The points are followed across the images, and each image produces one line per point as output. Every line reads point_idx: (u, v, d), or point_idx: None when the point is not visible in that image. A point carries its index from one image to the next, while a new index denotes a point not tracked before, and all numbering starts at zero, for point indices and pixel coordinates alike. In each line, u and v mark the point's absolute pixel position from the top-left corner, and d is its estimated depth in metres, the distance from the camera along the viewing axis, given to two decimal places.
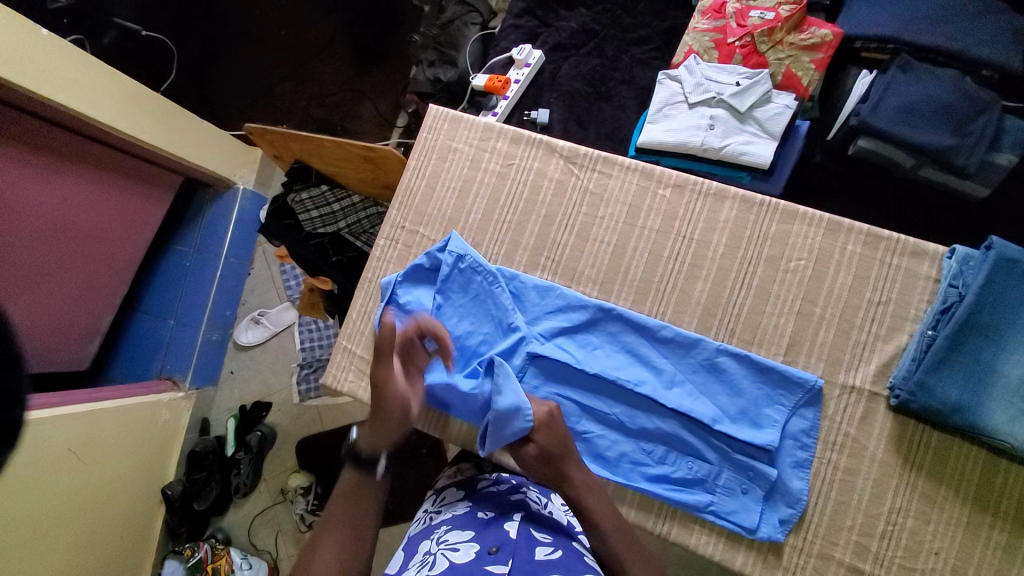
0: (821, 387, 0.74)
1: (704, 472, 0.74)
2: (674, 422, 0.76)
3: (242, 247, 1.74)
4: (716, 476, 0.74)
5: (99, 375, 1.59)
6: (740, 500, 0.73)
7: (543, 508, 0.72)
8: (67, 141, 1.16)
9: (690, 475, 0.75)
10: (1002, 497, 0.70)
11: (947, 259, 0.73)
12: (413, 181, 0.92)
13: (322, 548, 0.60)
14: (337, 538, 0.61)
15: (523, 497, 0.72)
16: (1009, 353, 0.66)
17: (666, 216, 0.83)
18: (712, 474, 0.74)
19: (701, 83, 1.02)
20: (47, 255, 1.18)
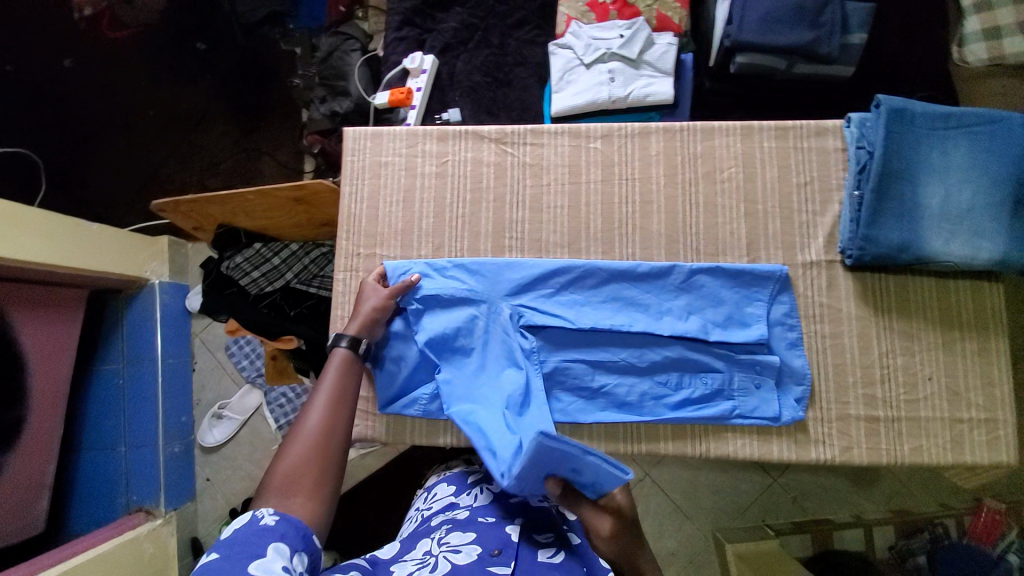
0: (787, 272, 0.81)
1: (719, 383, 0.79)
2: (677, 347, 0.79)
3: (177, 344, 1.60)
4: (730, 382, 0.78)
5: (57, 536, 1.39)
6: (758, 395, 0.78)
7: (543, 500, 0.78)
8: None
9: (708, 389, 0.79)
10: (961, 311, 0.80)
11: (846, 129, 0.83)
12: (353, 208, 0.89)
13: (295, 448, 0.64)
14: (308, 441, 0.65)
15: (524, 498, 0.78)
16: (926, 185, 0.76)
17: (605, 165, 0.87)
18: (726, 383, 0.79)
19: (590, 44, 1.08)
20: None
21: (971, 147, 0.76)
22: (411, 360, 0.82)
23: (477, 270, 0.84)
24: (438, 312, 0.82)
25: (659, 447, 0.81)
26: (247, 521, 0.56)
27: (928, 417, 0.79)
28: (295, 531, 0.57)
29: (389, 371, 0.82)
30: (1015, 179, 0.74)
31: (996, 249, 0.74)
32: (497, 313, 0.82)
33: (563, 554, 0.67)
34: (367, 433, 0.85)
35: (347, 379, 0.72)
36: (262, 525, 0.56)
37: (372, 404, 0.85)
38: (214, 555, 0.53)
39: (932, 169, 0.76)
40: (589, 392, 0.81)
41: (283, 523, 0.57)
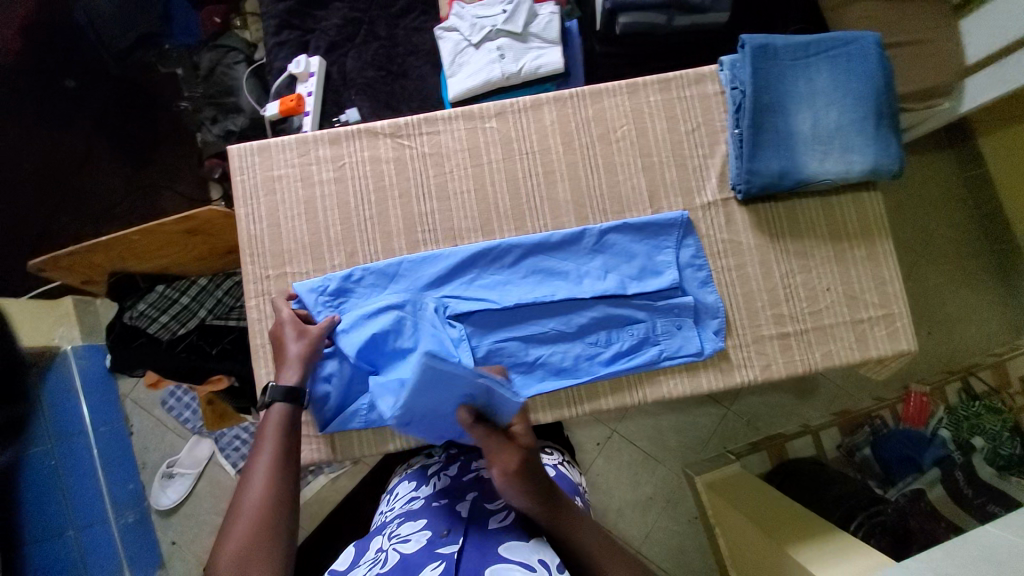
0: (688, 217, 0.85)
1: (644, 331, 0.82)
2: (600, 306, 0.82)
3: (104, 411, 1.50)
4: (653, 329, 0.83)
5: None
6: (680, 336, 0.83)
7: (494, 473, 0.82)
8: None
9: (635, 340, 0.83)
10: (848, 224, 0.87)
11: (721, 72, 0.88)
12: (254, 229, 0.86)
13: (240, 524, 0.59)
14: (257, 510, 0.60)
15: (476, 473, 0.82)
16: (796, 112, 0.80)
17: (503, 143, 0.88)
18: (650, 330, 0.83)
19: (475, 23, 1.07)
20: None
21: (829, 72, 0.81)
22: (343, 374, 0.81)
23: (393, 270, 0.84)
24: (361, 322, 0.80)
25: (599, 403, 0.84)
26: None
27: (833, 323, 0.85)
28: None
29: (322, 390, 0.81)
30: (871, 95, 0.80)
31: (866, 161, 0.80)
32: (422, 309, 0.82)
33: (511, 514, 0.72)
34: (313, 453, 0.83)
35: (288, 439, 0.68)
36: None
37: (313, 424, 0.83)
38: None
39: (799, 97, 0.80)
40: (525, 366, 0.82)
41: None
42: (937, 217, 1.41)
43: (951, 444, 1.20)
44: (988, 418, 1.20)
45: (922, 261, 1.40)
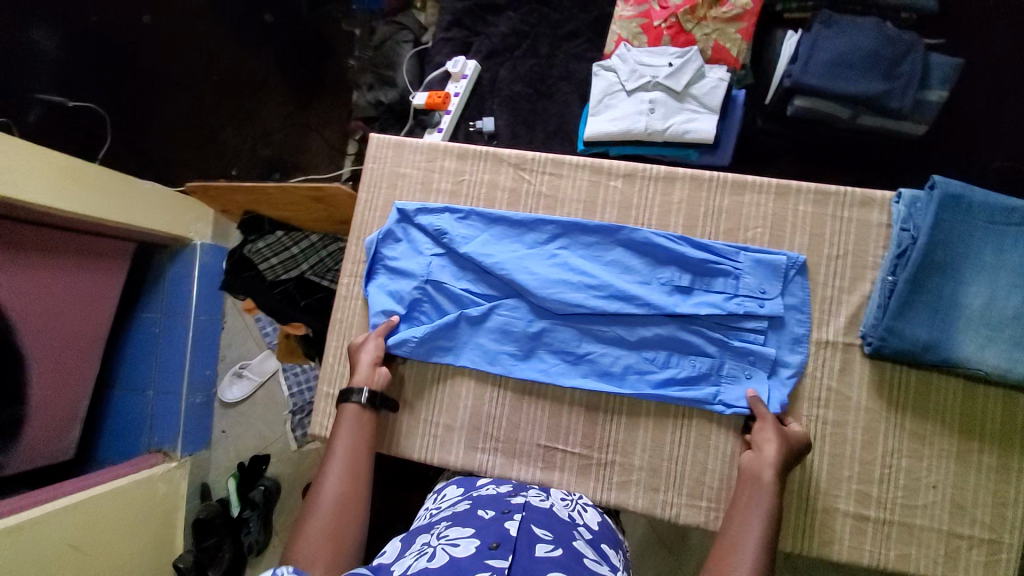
0: (805, 262, 0.77)
1: (708, 366, 0.77)
2: (673, 327, 0.78)
3: (211, 304, 1.72)
4: (719, 367, 0.77)
5: (87, 460, 1.54)
6: (745, 386, 0.76)
7: (544, 503, 0.74)
8: (20, 232, 1.15)
9: (695, 371, 0.77)
10: (986, 421, 0.73)
11: (894, 204, 0.76)
12: (367, 214, 0.91)
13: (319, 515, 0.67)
14: (328, 506, 0.68)
15: (524, 499, 0.74)
16: (974, 283, 0.67)
17: (622, 206, 0.84)
18: (714, 368, 0.77)
19: (635, 69, 1.03)
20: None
21: None
22: (408, 297, 0.85)
23: (487, 220, 0.85)
24: (449, 264, 0.85)
25: (627, 501, 0.80)
26: None
27: (924, 526, 0.73)
28: None
29: (385, 301, 0.85)
30: None
31: None
32: (499, 262, 0.82)
33: (560, 551, 0.62)
34: None
35: (360, 437, 0.76)
36: None
37: None
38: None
39: (984, 266, 0.67)
40: (573, 357, 0.81)
41: None
42: None
43: None
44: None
45: None
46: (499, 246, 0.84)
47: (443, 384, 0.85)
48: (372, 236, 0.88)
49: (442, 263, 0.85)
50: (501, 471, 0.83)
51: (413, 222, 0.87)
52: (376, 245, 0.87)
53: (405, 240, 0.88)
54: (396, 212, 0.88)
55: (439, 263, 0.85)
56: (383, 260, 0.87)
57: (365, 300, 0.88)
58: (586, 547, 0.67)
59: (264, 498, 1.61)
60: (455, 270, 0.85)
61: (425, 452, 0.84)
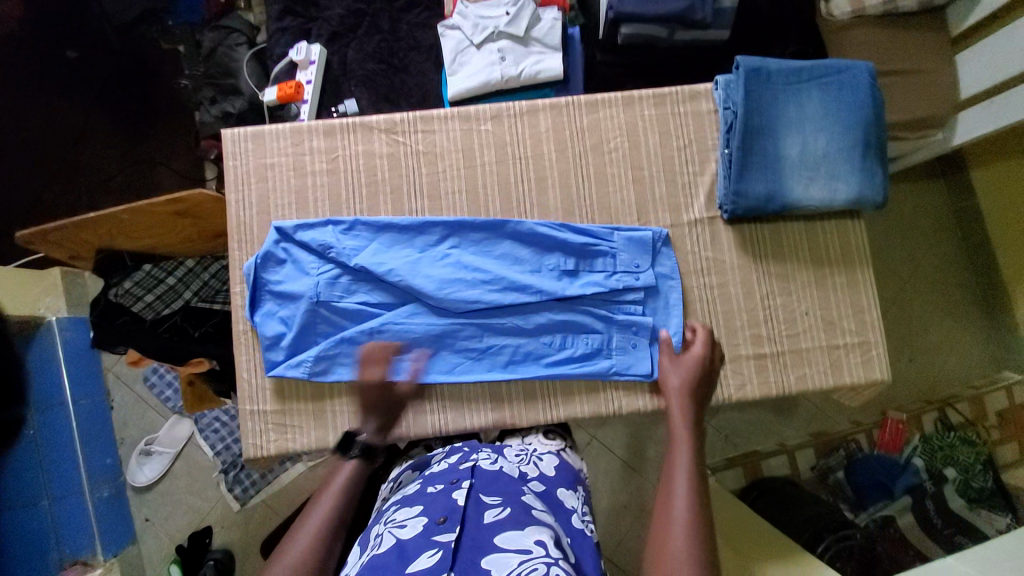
0: (668, 234, 0.87)
1: (599, 342, 0.84)
2: (563, 312, 0.83)
3: (88, 383, 1.51)
4: (609, 341, 0.84)
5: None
6: (634, 354, 0.83)
7: (493, 466, 0.74)
8: None
9: (589, 347, 0.84)
10: (829, 249, 0.89)
11: (715, 91, 0.89)
12: (244, 214, 0.86)
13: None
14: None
15: (473, 462, 0.74)
16: (787, 139, 0.82)
17: (497, 146, 0.88)
18: (605, 342, 0.84)
19: (478, 24, 1.07)
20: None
21: (823, 98, 0.82)
22: (301, 321, 0.81)
23: (374, 229, 0.84)
24: (341, 285, 0.82)
25: (576, 412, 0.85)
26: None
27: (809, 347, 0.87)
28: None
29: (277, 328, 0.82)
30: (862, 125, 0.81)
31: (850, 189, 0.82)
32: (393, 271, 0.81)
33: (509, 510, 0.62)
34: (290, 445, 0.83)
35: (346, 504, 0.62)
36: None
37: (287, 413, 0.84)
38: None
39: (791, 123, 0.82)
40: (476, 352, 0.83)
41: None
42: (926, 250, 1.38)
43: (923, 473, 1.16)
44: (962, 449, 1.17)
45: (909, 288, 1.36)
46: (390, 253, 0.83)
47: (367, 407, 0.84)
48: (250, 261, 0.82)
49: (331, 281, 0.82)
50: (454, 425, 0.84)
51: (294, 239, 0.83)
52: (257, 271, 0.82)
53: (287, 263, 0.83)
54: (274, 233, 0.83)
55: (329, 281, 0.82)
56: (268, 285, 0.83)
57: (256, 331, 0.83)
58: (535, 497, 0.68)
59: (217, 570, 1.43)
60: (346, 286, 0.82)
61: None
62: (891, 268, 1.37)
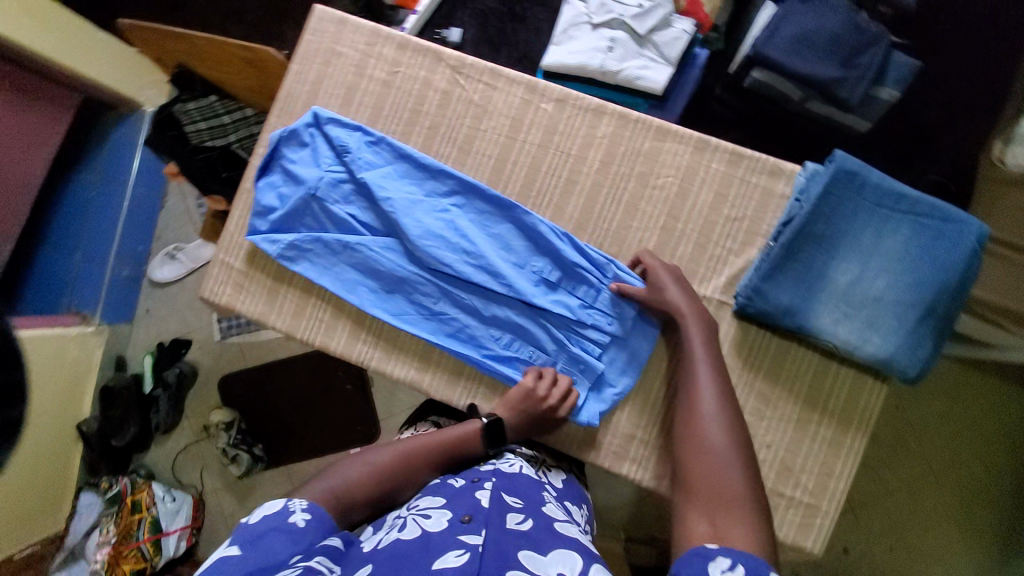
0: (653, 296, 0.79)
1: (542, 361, 0.80)
2: (523, 316, 0.80)
3: (151, 178, 1.71)
4: (551, 365, 0.79)
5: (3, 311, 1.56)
6: None
7: (512, 468, 0.71)
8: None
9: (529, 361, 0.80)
10: (830, 397, 0.78)
11: (799, 176, 0.78)
12: (296, 87, 0.88)
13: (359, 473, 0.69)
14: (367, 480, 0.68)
15: (492, 465, 0.71)
16: (841, 261, 0.72)
17: (546, 130, 0.83)
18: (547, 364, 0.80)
19: (604, 3, 0.99)
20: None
21: (907, 238, 0.71)
22: (292, 205, 0.83)
23: (396, 154, 0.84)
24: (342, 190, 0.83)
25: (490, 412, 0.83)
26: (279, 511, 0.61)
27: None
28: (321, 531, 0.61)
29: (271, 201, 0.84)
30: (937, 287, 0.70)
31: (883, 347, 0.71)
32: (389, 199, 0.81)
33: (531, 522, 0.60)
34: (234, 306, 0.88)
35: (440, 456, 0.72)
36: (293, 519, 0.60)
37: (248, 279, 0.87)
38: (238, 549, 0.57)
39: (856, 247, 0.71)
40: (427, 311, 0.82)
41: (313, 524, 0.61)
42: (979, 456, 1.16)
43: None
44: None
45: (935, 486, 1.16)
46: (397, 183, 0.83)
47: (315, 310, 0.86)
48: (279, 131, 0.85)
49: (334, 183, 0.83)
50: (377, 365, 0.84)
51: (323, 130, 0.85)
52: (278, 142, 0.84)
53: (306, 149, 0.85)
54: (309, 116, 0.85)
55: (332, 181, 0.83)
56: (282, 159, 0.85)
57: (253, 195, 0.86)
58: (555, 507, 0.67)
59: (177, 380, 1.68)
60: (345, 193, 0.83)
61: (309, 335, 0.86)
62: (923, 453, 1.17)
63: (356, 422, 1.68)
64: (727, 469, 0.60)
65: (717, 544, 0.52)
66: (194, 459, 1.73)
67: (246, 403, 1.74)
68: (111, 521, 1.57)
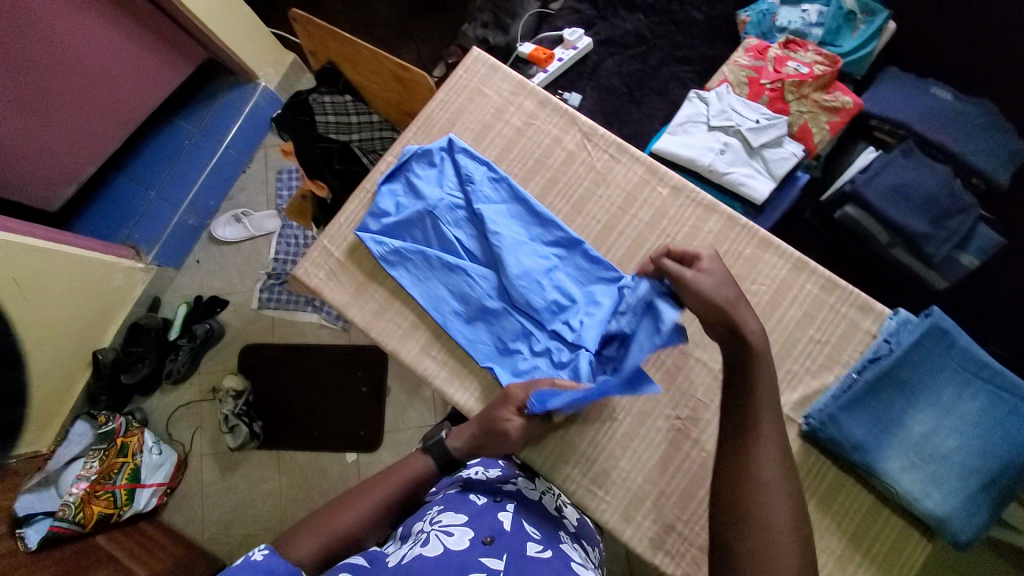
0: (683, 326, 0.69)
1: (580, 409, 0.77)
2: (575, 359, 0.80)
3: (246, 142, 1.81)
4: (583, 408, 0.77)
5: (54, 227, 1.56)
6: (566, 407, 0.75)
7: (531, 498, 0.78)
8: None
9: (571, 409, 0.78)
10: (876, 540, 0.77)
11: (889, 319, 0.82)
12: (436, 112, 0.95)
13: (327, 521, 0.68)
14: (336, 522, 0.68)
15: (513, 488, 0.78)
16: (915, 411, 0.75)
17: (657, 212, 0.87)
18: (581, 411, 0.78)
19: (725, 111, 1.06)
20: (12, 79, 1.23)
21: (985, 406, 0.74)
22: (407, 215, 0.89)
23: (514, 196, 0.89)
24: (457, 214, 0.89)
25: (535, 459, 0.83)
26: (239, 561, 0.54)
27: None
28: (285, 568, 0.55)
29: (388, 206, 0.90)
30: (1009, 460, 0.71)
31: (942, 505, 0.71)
32: (499, 234, 0.86)
33: (550, 552, 0.65)
34: (321, 290, 0.91)
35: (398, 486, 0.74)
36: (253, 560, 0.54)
37: (342, 269, 0.91)
38: None
39: (932, 400, 0.75)
40: (501, 344, 0.84)
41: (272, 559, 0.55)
42: None
43: None
44: None
45: None
46: (507, 221, 0.88)
47: (397, 317, 0.88)
48: (414, 147, 0.92)
49: (451, 207, 0.89)
50: (440, 384, 0.85)
51: (453, 157, 0.91)
52: (412, 157, 0.91)
53: (434, 170, 0.91)
54: (445, 141, 0.92)
55: (450, 204, 0.89)
56: (409, 172, 0.91)
57: (373, 197, 0.92)
58: (571, 548, 0.72)
59: (204, 336, 1.68)
60: (458, 218, 0.89)
61: (383, 337, 0.88)
62: None
63: (362, 426, 1.64)
64: (784, 545, 0.53)
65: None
66: (192, 417, 1.70)
67: (259, 380, 1.71)
68: (95, 458, 1.49)
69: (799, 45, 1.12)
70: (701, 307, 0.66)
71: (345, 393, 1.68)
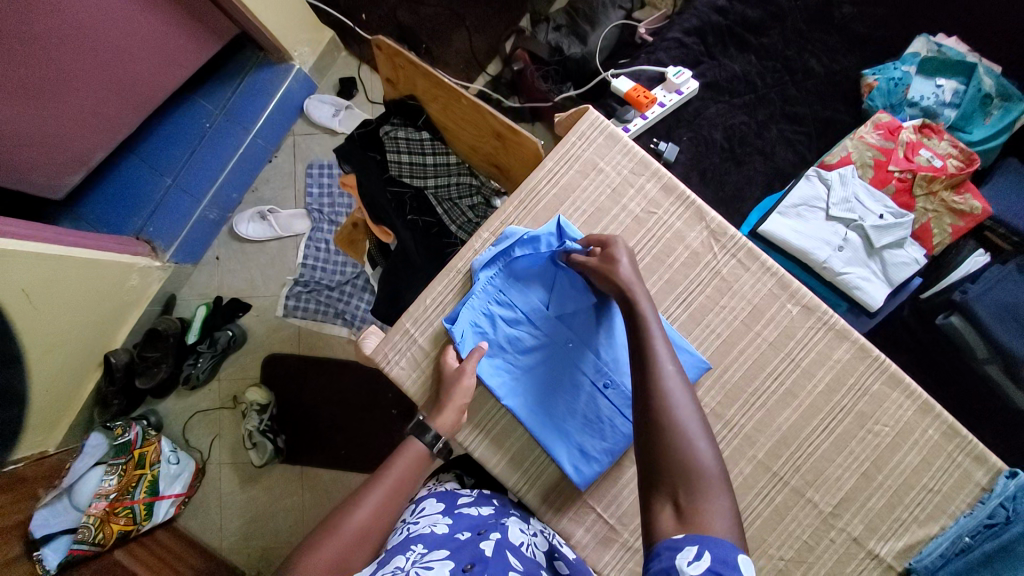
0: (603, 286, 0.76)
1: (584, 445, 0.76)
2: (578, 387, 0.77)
3: (274, 130, 1.61)
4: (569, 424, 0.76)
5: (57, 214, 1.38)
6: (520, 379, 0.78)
7: (519, 532, 0.75)
8: None
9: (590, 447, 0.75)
10: None
11: (1004, 477, 0.76)
12: (543, 184, 0.83)
13: (337, 537, 0.65)
14: (348, 537, 0.65)
15: (503, 521, 0.76)
16: None
17: (783, 332, 0.79)
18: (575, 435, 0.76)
19: (848, 199, 0.97)
20: (10, 54, 0.99)
21: None
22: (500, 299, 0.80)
23: None
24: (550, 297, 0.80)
25: None
26: None
27: None
28: None
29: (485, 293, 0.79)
30: None
31: None
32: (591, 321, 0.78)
33: None
34: (402, 380, 0.82)
35: (407, 478, 0.72)
36: None
37: (428, 360, 0.81)
38: None
39: None
40: (587, 438, 0.76)
41: None
42: None
43: None
44: None
45: None
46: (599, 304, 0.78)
47: (485, 421, 0.80)
48: (519, 230, 0.80)
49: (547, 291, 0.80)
50: (529, 497, 0.79)
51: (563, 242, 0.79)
52: (517, 238, 0.79)
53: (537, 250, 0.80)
54: (556, 224, 0.79)
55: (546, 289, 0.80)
56: (511, 254, 0.79)
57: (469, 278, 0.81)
58: None
59: (225, 343, 1.56)
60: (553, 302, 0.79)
61: (469, 442, 0.80)
62: None
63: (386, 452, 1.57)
64: (698, 447, 0.54)
65: (682, 532, 0.49)
66: (210, 423, 1.60)
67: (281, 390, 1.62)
68: (114, 473, 1.34)
69: (934, 131, 1.04)
70: (607, 282, 0.70)
71: (367, 416, 1.58)
